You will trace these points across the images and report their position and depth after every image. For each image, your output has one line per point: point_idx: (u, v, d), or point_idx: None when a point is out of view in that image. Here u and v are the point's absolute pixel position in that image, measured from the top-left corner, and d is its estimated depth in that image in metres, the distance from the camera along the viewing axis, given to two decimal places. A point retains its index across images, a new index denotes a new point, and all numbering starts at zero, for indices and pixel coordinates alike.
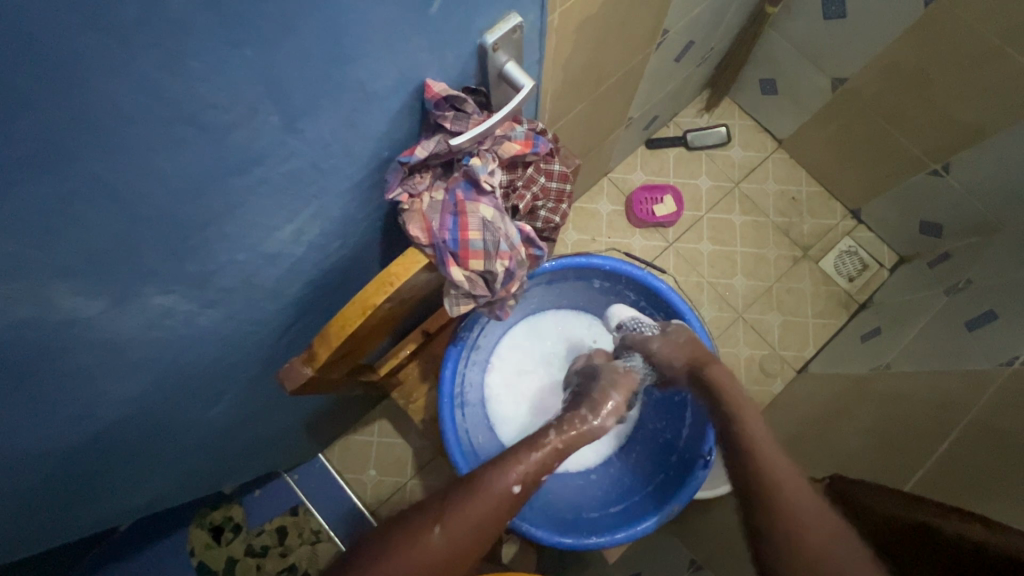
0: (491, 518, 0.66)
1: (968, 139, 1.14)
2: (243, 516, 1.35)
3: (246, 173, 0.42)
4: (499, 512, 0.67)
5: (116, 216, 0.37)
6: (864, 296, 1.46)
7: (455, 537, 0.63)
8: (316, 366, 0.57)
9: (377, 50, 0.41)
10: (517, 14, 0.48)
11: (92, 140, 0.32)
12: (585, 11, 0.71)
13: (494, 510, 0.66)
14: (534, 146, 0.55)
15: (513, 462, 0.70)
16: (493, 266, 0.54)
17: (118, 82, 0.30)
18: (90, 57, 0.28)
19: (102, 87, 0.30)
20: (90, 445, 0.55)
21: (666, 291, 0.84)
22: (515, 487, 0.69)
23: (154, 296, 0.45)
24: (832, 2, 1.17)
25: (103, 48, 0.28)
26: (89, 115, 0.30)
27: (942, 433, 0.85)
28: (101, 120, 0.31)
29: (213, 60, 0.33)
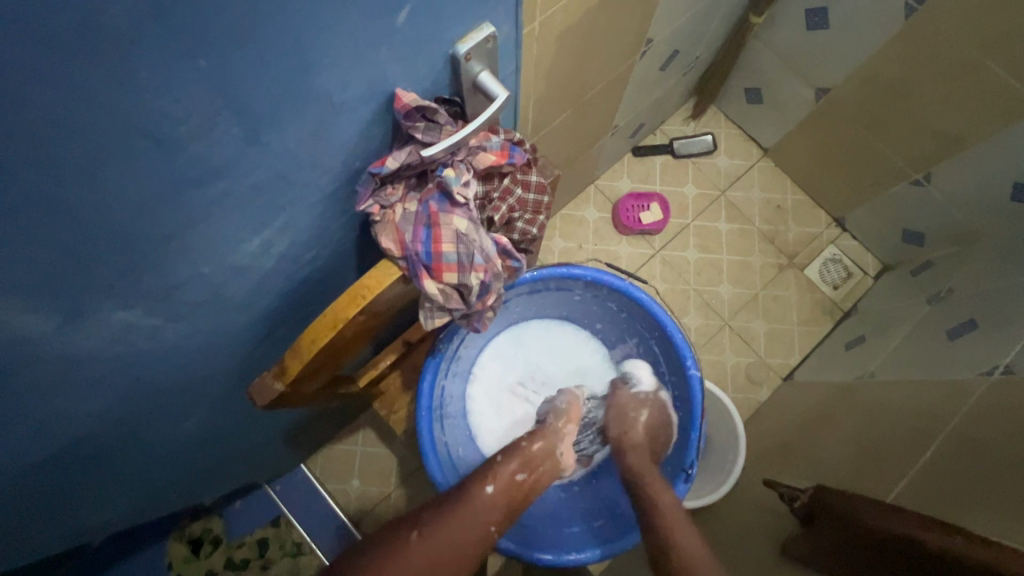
0: (468, 521, 0.67)
1: (947, 149, 1.16)
2: (223, 528, 1.31)
3: (207, 187, 0.41)
4: (478, 514, 0.68)
5: (66, 233, 0.35)
6: (849, 304, 1.47)
7: (433, 542, 0.64)
8: (287, 381, 0.56)
9: (344, 62, 0.40)
10: (490, 25, 0.47)
11: (35, 153, 0.30)
12: (565, 20, 0.71)
13: (472, 513, 0.67)
14: (510, 157, 0.54)
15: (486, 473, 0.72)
16: (469, 278, 0.53)
17: (61, 94, 0.29)
18: (29, 69, 0.27)
19: (44, 98, 0.29)
20: (51, 462, 0.53)
21: (649, 302, 0.84)
22: (489, 488, 0.70)
23: (113, 312, 0.44)
24: (813, 14, 1.19)
25: (43, 59, 0.27)
26: (31, 127, 0.29)
27: (923, 443, 0.86)
28: (44, 133, 0.30)
29: (165, 71, 0.32)
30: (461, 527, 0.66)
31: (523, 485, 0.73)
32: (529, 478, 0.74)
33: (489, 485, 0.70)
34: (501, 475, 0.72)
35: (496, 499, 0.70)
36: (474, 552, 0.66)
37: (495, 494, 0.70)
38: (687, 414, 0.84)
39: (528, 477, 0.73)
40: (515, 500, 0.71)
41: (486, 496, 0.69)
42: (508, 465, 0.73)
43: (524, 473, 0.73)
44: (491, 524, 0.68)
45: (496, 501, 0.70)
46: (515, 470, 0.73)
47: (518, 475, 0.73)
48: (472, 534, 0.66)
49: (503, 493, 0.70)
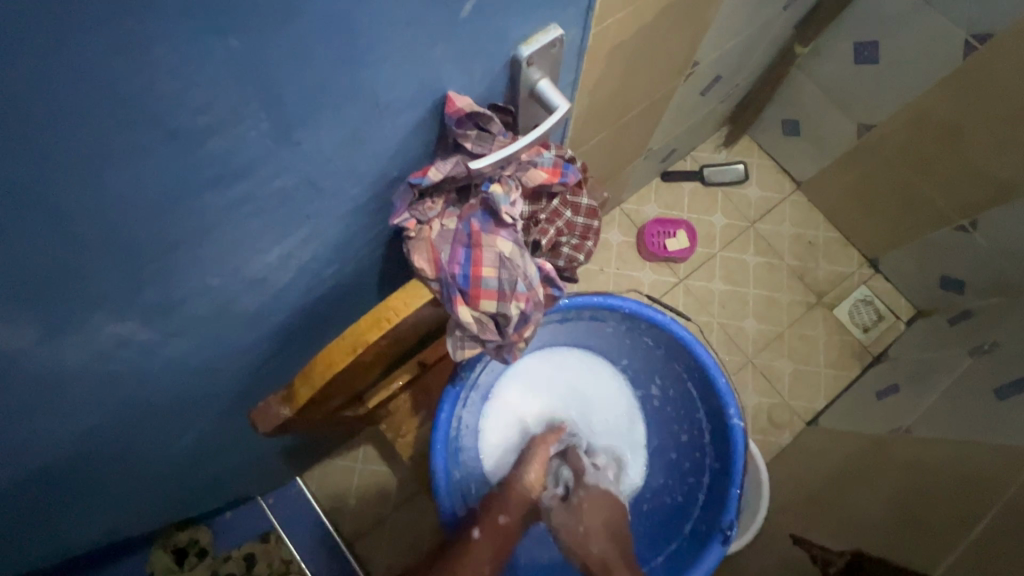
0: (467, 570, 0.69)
1: (1000, 196, 1.09)
2: (210, 540, 1.25)
3: (225, 189, 0.35)
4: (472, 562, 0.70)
5: (53, 233, 0.30)
6: (879, 349, 1.40)
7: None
8: (296, 408, 0.50)
9: (396, 57, 0.35)
10: (558, 27, 0.43)
11: (22, 135, 0.25)
12: (618, 33, 0.66)
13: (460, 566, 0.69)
14: (563, 175, 0.49)
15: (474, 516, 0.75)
16: (508, 308, 0.47)
17: (58, 65, 0.24)
18: (24, 35, 0.22)
19: (37, 68, 0.23)
20: (28, 481, 0.48)
21: (690, 341, 0.78)
22: (475, 535, 0.71)
23: (106, 324, 0.38)
24: (863, 47, 1.14)
25: (40, 21, 0.22)
26: (19, 106, 0.24)
27: (974, 513, 0.78)
28: (36, 113, 0.25)
29: (190, 49, 0.27)
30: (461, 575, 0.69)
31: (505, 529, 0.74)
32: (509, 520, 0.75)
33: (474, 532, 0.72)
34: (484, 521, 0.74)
35: (481, 545, 0.71)
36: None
37: (480, 540, 0.71)
38: (726, 468, 0.78)
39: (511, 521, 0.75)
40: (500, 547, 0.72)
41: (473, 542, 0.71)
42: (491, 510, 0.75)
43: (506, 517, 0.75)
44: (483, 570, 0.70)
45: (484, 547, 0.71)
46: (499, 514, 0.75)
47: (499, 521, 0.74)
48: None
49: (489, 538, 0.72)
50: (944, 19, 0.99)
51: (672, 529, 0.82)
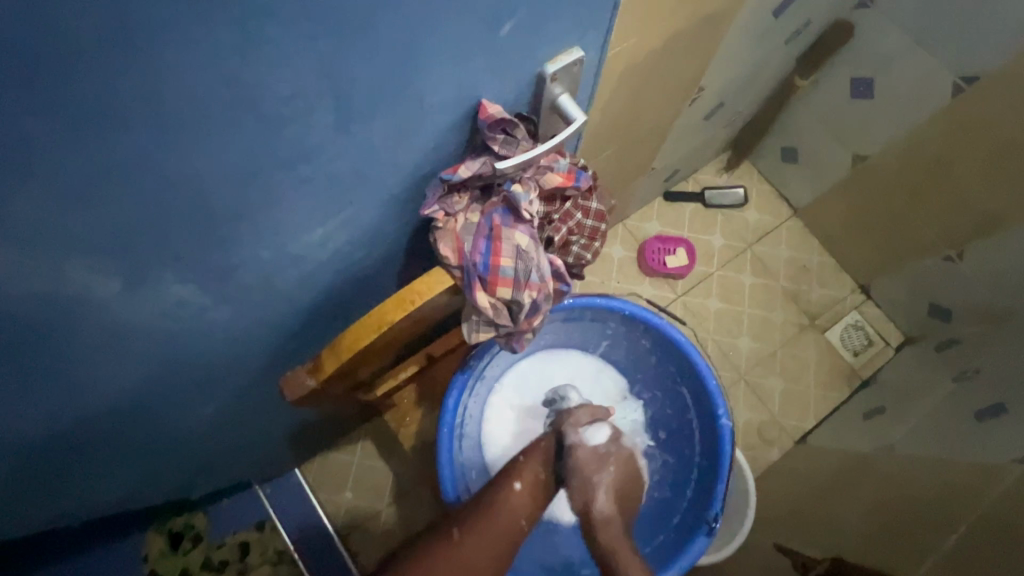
0: (497, 527, 0.74)
1: (984, 229, 1.15)
2: (206, 525, 1.27)
3: (289, 170, 0.41)
4: (512, 511, 0.76)
5: (148, 196, 0.36)
6: (868, 372, 1.44)
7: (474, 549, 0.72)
8: (320, 378, 0.55)
9: (445, 65, 0.41)
10: (580, 49, 0.48)
11: (147, 113, 0.31)
12: (631, 58, 0.72)
13: (503, 513, 0.75)
14: (576, 180, 0.55)
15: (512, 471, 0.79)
16: (521, 296, 0.52)
17: (187, 58, 0.29)
18: (169, 32, 0.28)
19: (171, 59, 0.29)
20: (68, 431, 0.52)
21: (684, 344, 0.84)
22: (518, 485, 0.78)
23: (171, 283, 0.44)
24: (859, 82, 1.21)
25: (183, 22, 0.28)
26: (153, 89, 0.30)
27: (947, 526, 0.82)
28: (163, 96, 0.31)
29: (286, 49, 0.32)
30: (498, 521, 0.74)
31: (544, 485, 0.80)
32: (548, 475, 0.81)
33: (518, 482, 0.78)
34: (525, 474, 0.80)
35: (523, 498, 0.78)
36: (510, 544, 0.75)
37: (523, 491, 0.78)
38: (712, 464, 0.84)
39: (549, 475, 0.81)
40: (539, 498, 0.79)
41: (515, 493, 0.77)
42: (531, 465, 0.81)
43: (546, 470, 0.81)
44: (522, 518, 0.77)
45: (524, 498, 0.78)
46: (540, 467, 0.81)
47: (541, 473, 0.81)
48: (508, 529, 0.75)
49: (528, 490, 0.78)
50: (933, 60, 1.05)
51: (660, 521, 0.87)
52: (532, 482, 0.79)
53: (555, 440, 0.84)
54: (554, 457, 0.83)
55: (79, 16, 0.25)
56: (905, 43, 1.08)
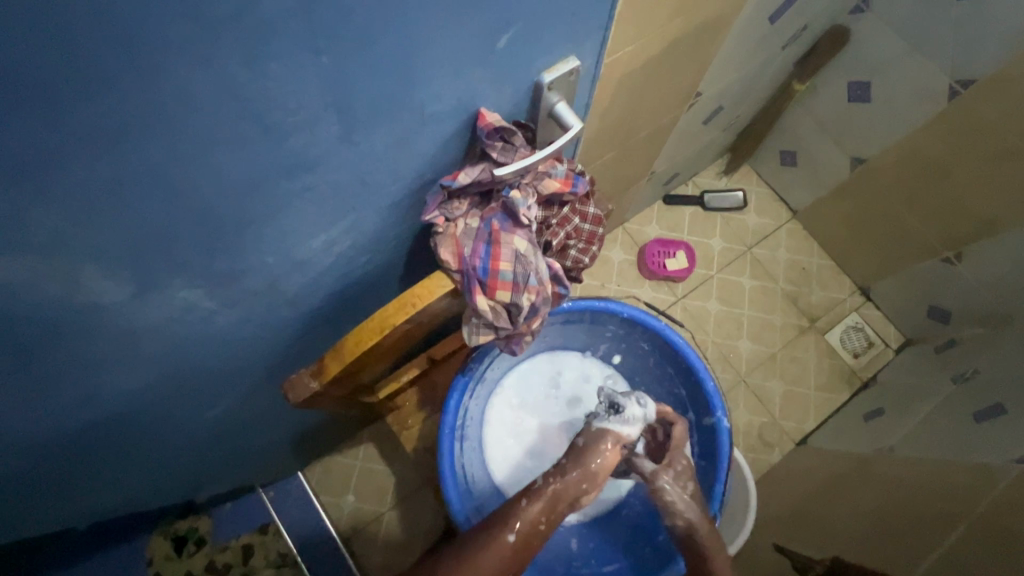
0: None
1: (982, 231, 1.15)
2: (210, 529, 1.28)
3: (294, 178, 0.42)
4: (494, 565, 0.64)
5: (157, 206, 0.37)
6: (868, 374, 1.45)
7: None
8: (323, 381, 0.56)
9: (445, 75, 0.42)
10: (576, 58, 0.50)
11: (159, 127, 0.32)
12: (628, 64, 0.73)
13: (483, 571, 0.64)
14: (573, 186, 0.56)
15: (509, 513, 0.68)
16: (521, 299, 0.54)
17: (198, 74, 0.31)
18: (182, 49, 0.29)
19: (183, 76, 0.30)
20: (78, 434, 0.53)
21: (683, 346, 0.85)
22: (509, 538, 0.66)
23: (179, 289, 0.45)
24: (856, 86, 1.22)
25: (194, 41, 0.29)
26: (165, 104, 0.31)
27: (946, 526, 0.82)
28: (176, 109, 0.32)
29: (291, 64, 0.33)
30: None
31: (542, 533, 0.69)
32: (548, 521, 0.70)
33: (511, 534, 0.66)
34: (524, 519, 0.68)
35: (513, 554, 0.66)
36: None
37: (514, 546, 0.66)
38: (711, 461, 0.84)
39: (548, 526, 0.69)
40: (532, 550, 0.67)
41: (504, 547, 0.66)
42: (532, 509, 0.69)
43: (546, 521, 0.69)
44: (508, 572, 0.65)
45: (514, 554, 0.66)
46: (539, 517, 0.69)
47: (542, 522, 0.69)
48: None
49: (522, 540, 0.67)
50: (929, 64, 1.06)
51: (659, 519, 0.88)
52: (530, 532, 0.68)
53: (562, 483, 0.72)
54: (558, 503, 0.71)
55: (96, 37, 0.26)
56: (902, 47, 1.09)
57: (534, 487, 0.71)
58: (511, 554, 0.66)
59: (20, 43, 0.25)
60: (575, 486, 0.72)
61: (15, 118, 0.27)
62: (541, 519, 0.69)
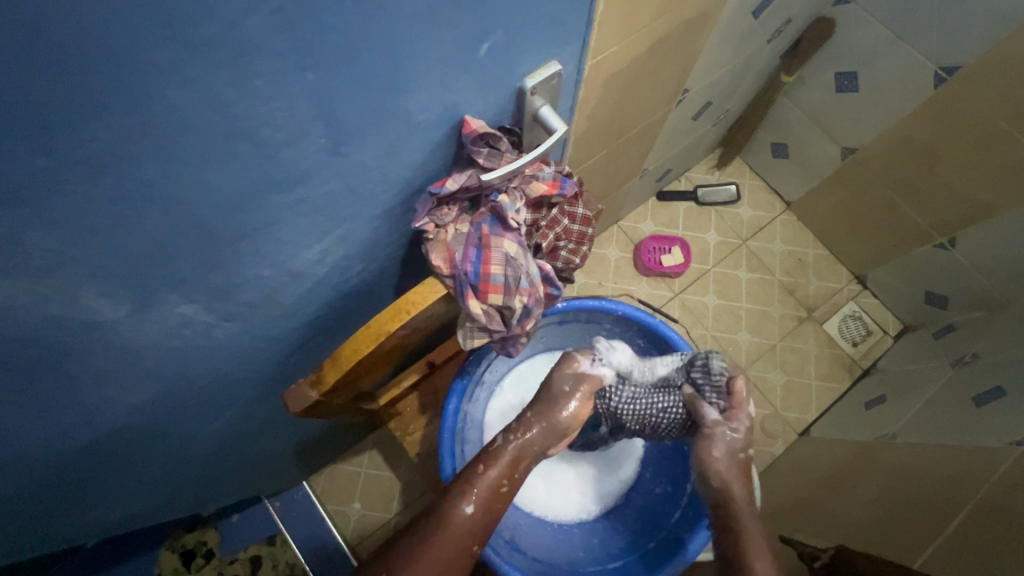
0: (440, 560, 0.60)
1: (975, 216, 1.16)
2: (218, 542, 1.28)
3: (286, 191, 0.43)
4: (456, 541, 0.61)
5: (152, 224, 0.37)
6: (868, 362, 1.45)
7: None
8: (323, 390, 0.57)
9: (429, 85, 0.42)
10: (557, 63, 0.51)
11: (151, 147, 0.33)
12: (613, 65, 0.74)
13: (444, 550, 0.60)
14: (561, 188, 0.57)
15: (465, 482, 0.65)
16: (512, 301, 0.54)
17: (186, 94, 0.31)
18: (172, 72, 0.30)
19: (171, 98, 0.31)
20: (81, 453, 0.54)
21: (678, 342, 0.85)
22: (467, 509, 0.63)
23: (177, 304, 0.45)
24: (843, 76, 1.23)
25: (181, 62, 0.30)
26: (156, 125, 0.32)
27: (950, 510, 0.82)
28: (167, 129, 0.32)
29: (278, 80, 0.34)
30: (438, 562, 0.60)
31: (505, 497, 0.66)
32: (513, 485, 0.67)
33: (469, 505, 0.63)
34: (483, 487, 0.65)
35: (473, 527, 0.63)
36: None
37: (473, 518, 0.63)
38: None
39: (511, 487, 0.67)
40: (493, 516, 0.65)
41: (464, 519, 0.63)
42: (491, 474, 0.66)
43: (508, 482, 0.67)
44: (474, 543, 0.63)
45: (476, 523, 0.63)
46: (498, 483, 0.66)
47: (504, 486, 0.66)
48: (449, 564, 0.60)
49: (483, 509, 0.64)
50: (914, 52, 1.07)
51: (663, 518, 0.88)
52: (491, 498, 0.65)
53: (522, 442, 0.69)
54: (520, 462, 0.69)
55: (84, 61, 0.27)
56: (887, 37, 1.10)
57: (491, 450, 0.68)
58: (473, 523, 0.63)
59: (12, 73, 0.25)
60: (539, 442, 0.69)
61: (11, 145, 0.28)
62: (503, 481, 0.67)
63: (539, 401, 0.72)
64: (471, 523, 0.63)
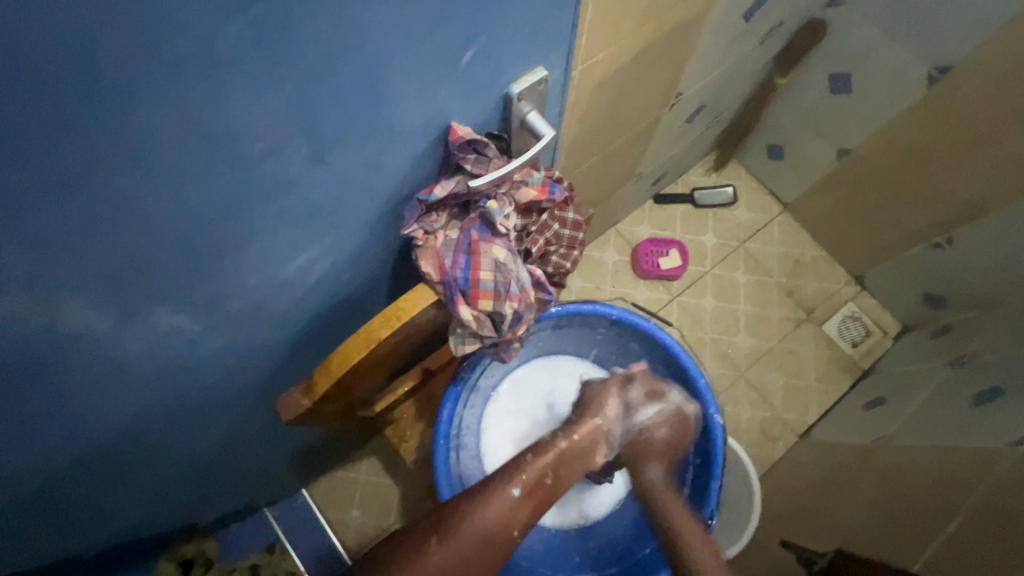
0: (485, 530, 0.62)
1: (972, 216, 1.15)
2: (217, 551, 1.28)
3: (270, 202, 0.43)
4: (499, 519, 0.63)
5: (134, 237, 0.38)
6: (868, 363, 1.45)
7: (454, 556, 0.60)
8: (314, 398, 0.56)
9: (412, 94, 0.43)
10: (542, 68, 0.51)
11: (129, 161, 0.33)
12: (603, 70, 0.74)
13: (495, 514, 0.63)
14: (550, 193, 0.57)
15: (514, 467, 0.68)
16: (503, 307, 0.54)
17: (162, 108, 0.32)
18: (145, 86, 0.30)
19: (147, 111, 0.31)
20: (73, 464, 0.54)
21: (672, 345, 0.86)
22: (514, 491, 0.65)
23: (164, 315, 0.46)
24: (836, 78, 1.23)
25: (156, 75, 0.30)
26: (133, 138, 0.32)
27: (948, 511, 0.82)
28: (145, 142, 0.33)
29: (256, 93, 0.34)
30: (486, 525, 0.63)
31: (549, 490, 0.68)
32: (556, 480, 0.69)
33: (516, 488, 0.66)
34: (531, 474, 0.68)
35: (522, 505, 0.65)
36: (495, 554, 0.63)
37: (520, 497, 0.66)
38: (706, 462, 0.85)
39: (555, 482, 0.69)
40: (539, 504, 0.67)
41: (510, 500, 0.65)
42: (540, 464, 0.69)
43: (553, 477, 0.69)
44: (514, 527, 0.64)
45: (520, 506, 0.65)
46: (546, 471, 0.69)
47: (548, 479, 0.68)
48: (491, 540, 0.63)
49: (528, 495, 0.66)
50: (906, 53, 1.07)
51: None
52: (536, 486, 0.67)
53: (572, 439, 0.72)
54: (564, 462, 0.71)
55: (56, 76, 0.27)
56: (878, 37, 1.10)
57: (541, 443, 0.72)
58: (518, 507, 0.65)
59: None
60: (593, 439, 0.74)
61: None
62: (550, 471, 0.69)
63: (582, 403, 0.77)
64: (516, 507, 0.65)
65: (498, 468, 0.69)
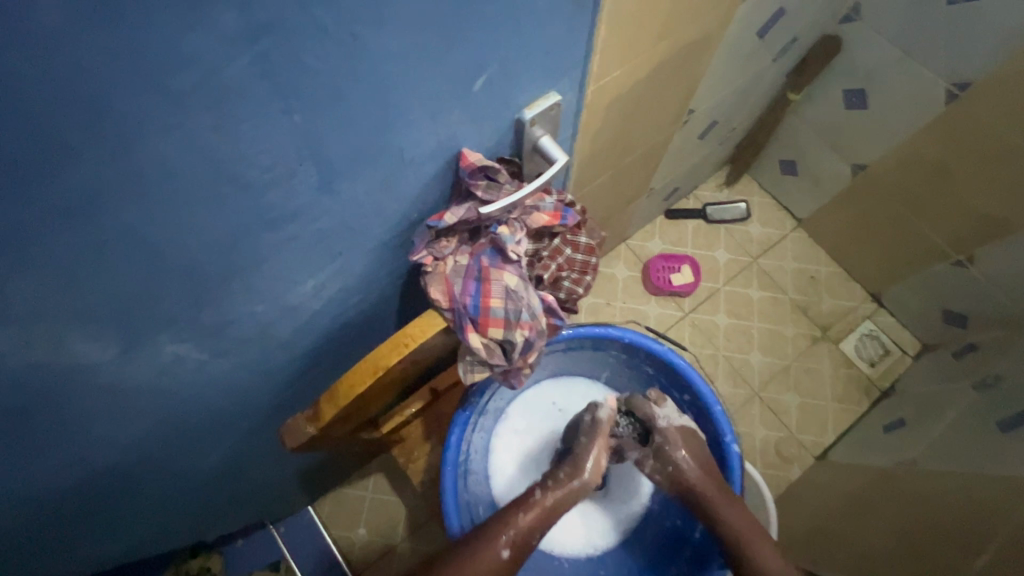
0: None
1: (993, 233, 1.12)
2: (222, 567, 1.26)
3: (277, 230, 0.42)
4: None
5: (138, 268, 0.37)
6: (886, 383, 1.41)
7: None
8: (320, 426, 0.55)
9: (422, 120, 0.42)
10: (556, 93, 0.51)
11: (133, 195, 0.32)
12: (616, 89, 0.73)
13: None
14: (563, 218, 0.56)
15: (502, 526, 0.67)
16: (514, 335, 0.53)
17: (167, 142, 0.31)
18: (148, 121, 0.29)
19: (152, 146, 0.31)
20: (74, 491, 0.53)
21: (687, 370, 0.83)
22: (503, 553, 0.66)
23: (167, 345, 0.45)
24: (851, 93, 1.21)
25: (161, 110, 0.29)
26: (137, 172, 0.31)
27: (977, 544, 0.77)
28: (149, 176, 0.32)
29: (263, 125, 0.34)
30: None
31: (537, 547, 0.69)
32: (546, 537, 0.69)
33: (504, 549, 0.66)
34: (519, 532, 0.67)
35: (509, 565, 0.66)
36: None
37: (508, 560, 0.66)
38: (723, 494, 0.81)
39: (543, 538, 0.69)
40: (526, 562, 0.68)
41: (498, 560, 0.65)
42: (529, 521, 0.68)
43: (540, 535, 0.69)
44: None
45: (507, 567, 0.66)
46: (532, 531, 0.68)
47: (536, 538, 0.68)
48: None
49: (515, 557, 0.66)
50: (923, 69, 1.05)
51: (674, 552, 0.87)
52: (524, 546, 0.67)
53: (561, 497, 0.70)
54: (552, 518, 0.70)
55: (57, 114, 0.26)
56: (894, 53, 1.09)
57: (527, 498, 0.70)
58: (505, 567, 0.66)
59: None
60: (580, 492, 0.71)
61: None
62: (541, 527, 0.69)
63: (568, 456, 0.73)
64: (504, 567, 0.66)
65: (486, 519, 0.70)
